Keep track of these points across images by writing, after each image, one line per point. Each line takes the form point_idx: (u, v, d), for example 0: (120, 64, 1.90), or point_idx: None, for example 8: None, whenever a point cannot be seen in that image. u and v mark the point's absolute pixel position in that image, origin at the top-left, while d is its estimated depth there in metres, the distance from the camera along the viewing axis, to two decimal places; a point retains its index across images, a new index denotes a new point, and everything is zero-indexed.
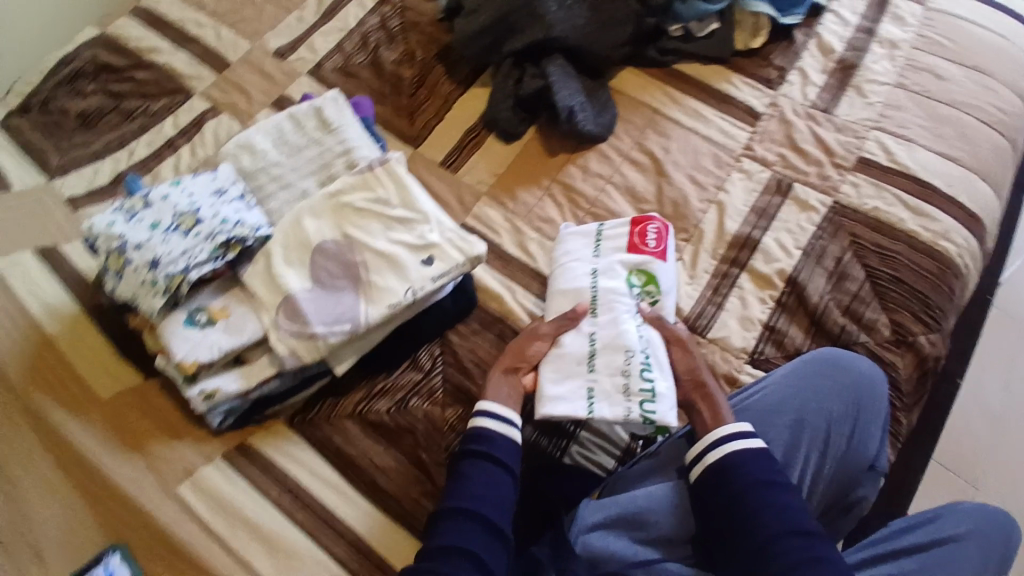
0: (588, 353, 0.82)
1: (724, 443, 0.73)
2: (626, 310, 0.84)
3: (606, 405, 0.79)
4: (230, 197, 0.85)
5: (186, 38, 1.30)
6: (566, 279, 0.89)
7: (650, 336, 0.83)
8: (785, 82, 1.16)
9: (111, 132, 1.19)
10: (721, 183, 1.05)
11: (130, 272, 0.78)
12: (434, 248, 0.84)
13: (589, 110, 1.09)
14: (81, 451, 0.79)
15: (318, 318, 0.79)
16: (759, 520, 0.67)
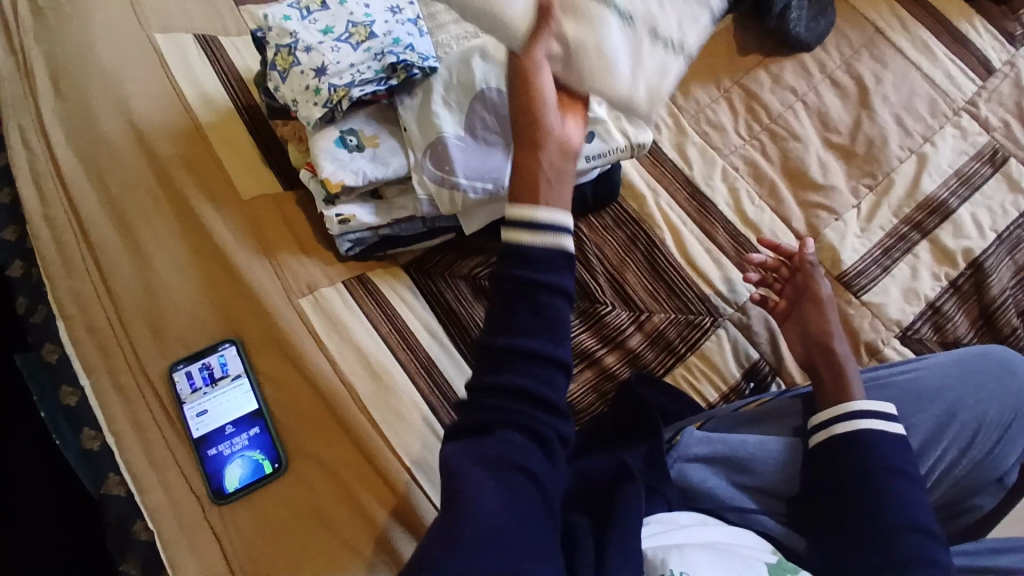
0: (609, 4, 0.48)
1: (860, 419, 0.67)
2: None
3: (673, 13, 0.50)
4: (403, 18, 0.80)
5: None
6: None
7: None
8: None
9: None
10: (929, 134, 0.90)
11: (294, 74, 0.76)
12: (598, 124, 0.76)
13: (805, 10, 0.93)
14: (210, 233, 0.78)
15: (464, 169, 0.75)
16: (880, 505, 0.63)
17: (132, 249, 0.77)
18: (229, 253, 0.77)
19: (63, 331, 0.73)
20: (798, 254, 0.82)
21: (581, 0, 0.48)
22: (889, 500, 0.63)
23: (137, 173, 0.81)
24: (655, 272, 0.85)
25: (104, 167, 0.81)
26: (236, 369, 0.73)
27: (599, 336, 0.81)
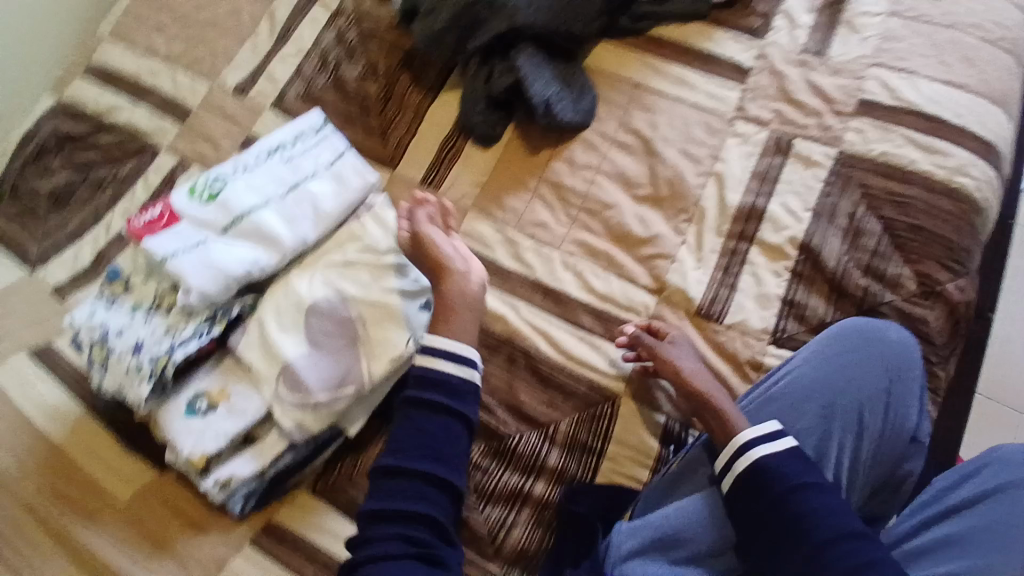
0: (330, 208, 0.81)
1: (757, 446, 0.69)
2: (271, 195, 0.81)
3: (353, 169, 0.83)
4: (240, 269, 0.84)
5: (140, 91, 1.28)
6: (269, 238, 0.79)
7: (177, 249, 0.78)
8: (772, 27, 1.04)
9: (84, 209, 1.19)
10: (716, 153, 0.99)
11: (116, 360, 0.77)
12: (430, 291, 0.80)
13: (566, 98, 1.01)
14: (104, 561, 0.76)
15: (319, 383, 0.76)
16: (808, 526, 0.64)
17: None
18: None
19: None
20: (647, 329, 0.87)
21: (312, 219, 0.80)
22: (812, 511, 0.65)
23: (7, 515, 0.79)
24: (544, 383, 0.88)
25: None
26: None
27: (520, 468, 0.83)
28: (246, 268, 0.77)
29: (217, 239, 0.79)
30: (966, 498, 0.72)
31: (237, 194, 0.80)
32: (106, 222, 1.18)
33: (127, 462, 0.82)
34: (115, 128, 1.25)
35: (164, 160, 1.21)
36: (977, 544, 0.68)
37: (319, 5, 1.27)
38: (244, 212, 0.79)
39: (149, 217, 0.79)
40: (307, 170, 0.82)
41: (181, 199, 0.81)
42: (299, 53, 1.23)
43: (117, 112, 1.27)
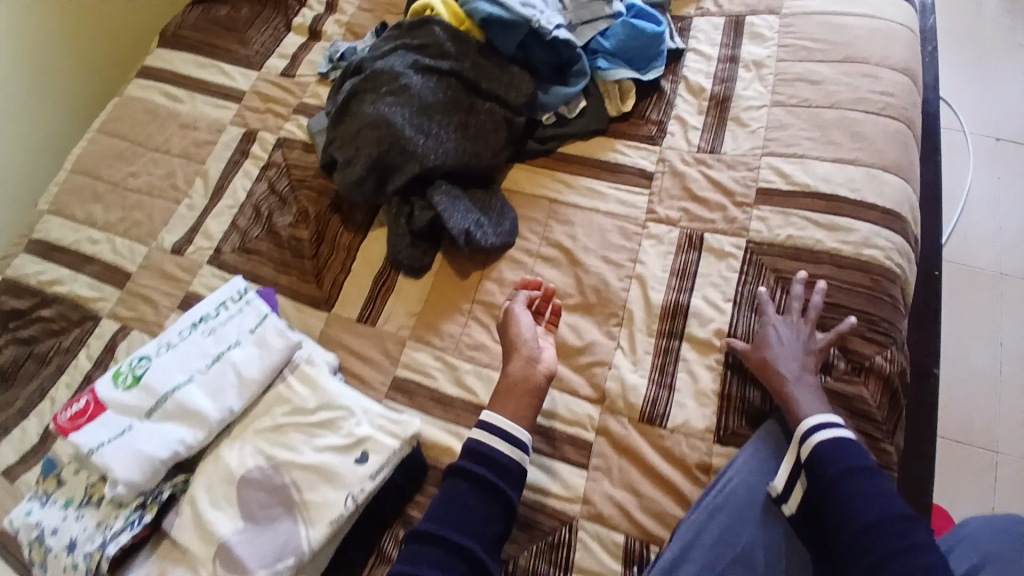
0: (254, 375, 0.80)
1: (829, 444, 0.80)
2: (195, 369, 0.80)
3: (274, 330, 0.82)
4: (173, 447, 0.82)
5: (83, 262, 1.31)
6: (195, 416, 0.78)
7: (103, 440, 0.76)
8: (667, 133, 1.13)
9: (31, 383, 1.22)
10: (634, 255, 1.04)
11: (52, 562, 0.74)
12: (366, 441, 0.79)
13: (486, 224, 1.05)
14: None
15: (257, 561, 0.72)
16: None
17: None
18: None
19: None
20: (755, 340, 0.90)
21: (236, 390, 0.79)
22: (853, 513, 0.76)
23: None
24: None
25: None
26: None
27: None
28: (172, 450, 0.76)
29: (142, 424, 0.78)
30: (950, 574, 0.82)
31: (162, 373, 0.80)
32: (49, 398, 1.18)
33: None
34: (57, 295, 1.28)
35: (106, 327, 1.23)
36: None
37: (250, 159, 1.34)
38: (170, 391, 0.79)
39: (72, 411, 0.78)
40: (230, 339, 0.82)
41: (106, 387, 0.80)
42: (234, 207, 1.28)
43: (60, 283, 1.30)
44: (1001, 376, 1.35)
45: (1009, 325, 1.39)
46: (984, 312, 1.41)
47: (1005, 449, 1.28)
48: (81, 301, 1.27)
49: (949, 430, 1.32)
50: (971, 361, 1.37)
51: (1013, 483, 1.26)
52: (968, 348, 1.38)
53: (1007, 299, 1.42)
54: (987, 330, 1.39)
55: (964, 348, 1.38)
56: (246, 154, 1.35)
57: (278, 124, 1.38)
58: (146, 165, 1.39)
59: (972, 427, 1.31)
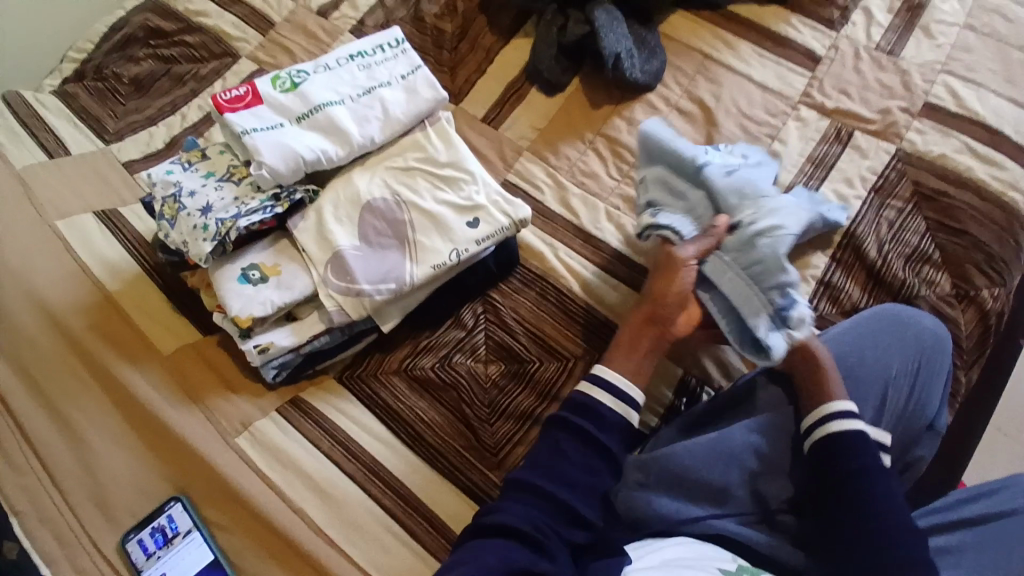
0: (361, 96, 0.84)
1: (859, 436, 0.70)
2: (279, 98, 0.84)
3: None
4: (309, 144, 0.81)
5: (231, 2, 1.30)
6: (297, 130, 0.82)
7: (277, 123, 0.83)
8: (848, 22, 1.05)
9: (163, 97, 1.21)
10: (775, 132, 0.99)
11: (182, 219, 0.83)
12: (480, 211, 0.84)
13: (636, 56, 1.04)
14: (134, 393, 0.90)
15: (365, 276, 0.81)
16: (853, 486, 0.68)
17: (66, 427, 0.89)
18: (158, 409, 0.88)
19: (16, 528, 0.82)
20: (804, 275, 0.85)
21: (394, 115, 0.83)
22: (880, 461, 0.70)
23: (64, 358, 0.93)
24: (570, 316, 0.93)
25: (52, 385, 0.92)
26: (185, 526, 0.82)
27: (535, 394, 0.89)
28: (315, 154, 0.81)
29: (258, 134, 0.81)
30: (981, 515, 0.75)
31: (317, 88, 0.84)
32: (180, 112, 1.18)
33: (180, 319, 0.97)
34: (202, 25, 1.27)
35: (243, 66, 1.23)
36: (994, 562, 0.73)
37: None
38: (322, 104, 0.83)
39: (232, 94, 0.83)
40: (382, 78, 0.85)
41: (266, 85, 0.85)
42: None
43: (204, 16, 1.29)
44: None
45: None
46: None
47: None
48: (224, 36, 1.27)
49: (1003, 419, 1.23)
50: None
51: None
52: None
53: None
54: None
55: None
56: None
57: None
58: None
59: None
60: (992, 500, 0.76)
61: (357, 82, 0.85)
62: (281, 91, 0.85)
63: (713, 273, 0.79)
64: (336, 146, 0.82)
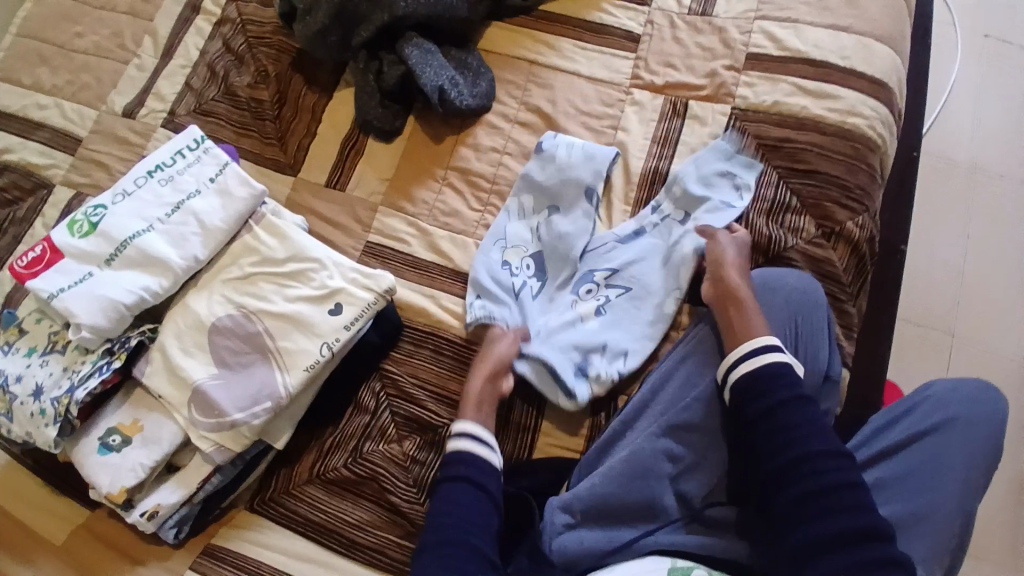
0: (172, 215, 0.77)
1: (780, 367, 0.70)
2: (80, 244, 0.75)
3: None
4: (128, 286, 0.74)
5: (32, 128, 1.15)
6: (111, 275, 0.74)
7: (86, 273, 0.75)
8: None
9: None
10: (616, 122, 1.00)
11: (18, 410, 0.74)
12: (339, 293, 0.78)
13: (461, 83, 1.00)
14: None
15: (233, 405, 0.74)
16: (773, 446, 0.66)
17: None
18: None
19: None
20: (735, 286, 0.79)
21: (212, 226, 0.77)
22: (785, 446, 0.65)
23: None
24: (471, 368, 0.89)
25: None
26: None
27: None
28: (136, 296, 0.74)
29: (67, 292, 0.73)
30: (901, 441, 0.77)
31: (120, 219, 0.77)
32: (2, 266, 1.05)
33: (56, 501, 0.84)
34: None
35: (59, 194, 1.08)
36: (926, 485, 0.74)
37: (204, 16, 1.19)
38: (129, 237, 0.75)
39: (27, 257, 0.74)
40: (190, 188, 0.78)
41: (61, 234, 0.76)
42: (188, 67, 1.15)
43: (13, 152, 1.14)
44: (965, 266, 1.30)
45: (976, 218, 1.33)
46: (955, 203, 1.35)
47: (965, 334, 1.25)
48: (36, 169, 1.12)
49: (911, 315, 1.28)
50: (940, 248, 1.32)
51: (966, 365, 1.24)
52: (939, 238, 1.32)
53: (979, 191, 1.35)
54: (956, 222, 1.33)
55: (929, 235, 1.33)
56: (197, 11, 1.19)
57: None
58: (88, 22, 1.21)
59: (934, 312, 1.27)
60: (910, 421, 0.79)
61: (163, 200, 0.78)
62: (79, 235, 0.76)
63: (530, 351, 0.84)
64: (161, 279, 0.75)
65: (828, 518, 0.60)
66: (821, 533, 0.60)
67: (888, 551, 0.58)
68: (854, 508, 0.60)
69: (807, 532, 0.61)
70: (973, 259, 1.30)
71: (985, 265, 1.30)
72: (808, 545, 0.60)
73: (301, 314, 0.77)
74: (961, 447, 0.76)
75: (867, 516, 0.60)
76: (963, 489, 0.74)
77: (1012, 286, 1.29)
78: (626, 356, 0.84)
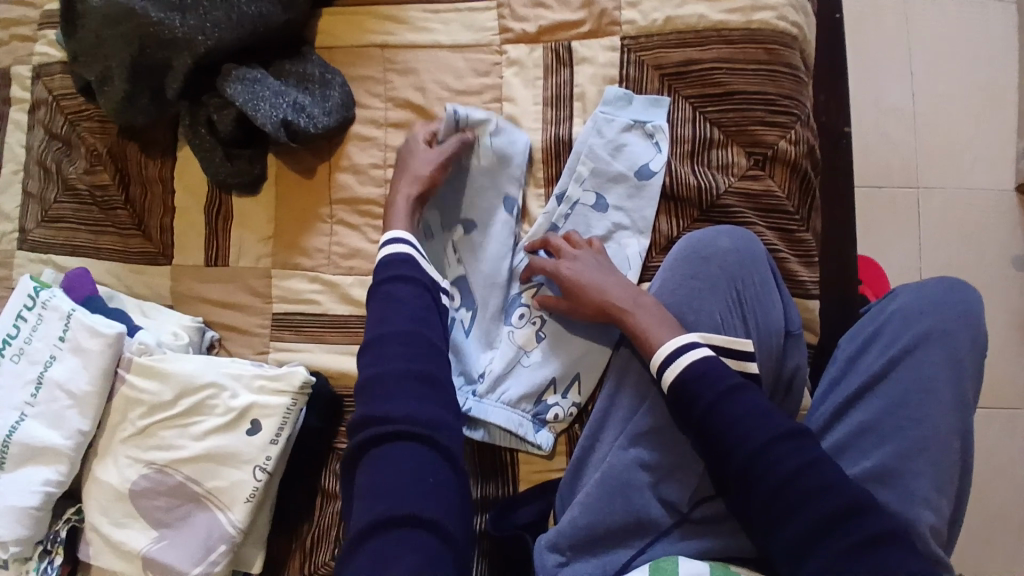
0: (38, 392, 0.68)
1: (708, 362, 0.66)
2: None
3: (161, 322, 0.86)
4: (30, 484, 0.66)
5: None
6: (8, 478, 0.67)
7: None
8: None
9: None
10: (499, 92, 0.85)
11: None
12: (251, 410, 0.70)
13: (308, 103, 0.84)
14: None
15: (187, 560, 0.69)
16: (732, 442, 0.63)
17: None
18: None
19: None
20: (604, 306, 0.73)
21: (83, 393, 0.67)
22: (739, 442, 0.62)
23: None
24: None
25: None
26: None
27: None
28: (41, 493, 0.66)
29: None
30: (876, 373, 0.73)
31: None
32: None
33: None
34: None
35: None
36: (913, 415, 0.70)
37: (10, 105, 1.01)
38: (5, 436, 0.67)
39: None
40: (43, 356, 0.69)
41: None
42: (20, 171, 1.00)
43: None
44: (919, 106, 1.21)
45: (919, 49, 1.22)
46: (896, 37, 1.22)
47: (931, 181, 1.19)
48: None
49: (873, 177, 1.20)
50: (890, 93, 1.21)
51: (939, 214, 1.19)
52: (887, 83, 1.21)
53: (917, 16, 1.23)
54: (901, 60, 1.22)
55: (876, 83, 1.21)
56: (2, 102, 1.01)
57: (29, 50, 1.01)
58: None
59: (897, 167, 1.20)
60: (880, 348, 0.74)
61: (25, 376, 0.69)
62: None
63: (480, 412, 0.79)
64: (62, 463, 0.67)
65: (802, 508, 0.58)
66: (800, 526, 0.58)
67: (870, 527, 0.56)
68: (823, 489, 0.58)
69: (790, 527, 0.58)
70: (923, 97, 1.21)
71: (937, 98, 1.21)
72: (797, 538, 0.57)
73: (218, 449, 0.69)
74: (942, 363, 0.71)
75: (837, 496, 0.57)
76: (955, 405, 0.70)
77: (969, 112, 1.20)
78: (577, 382, 0.80)
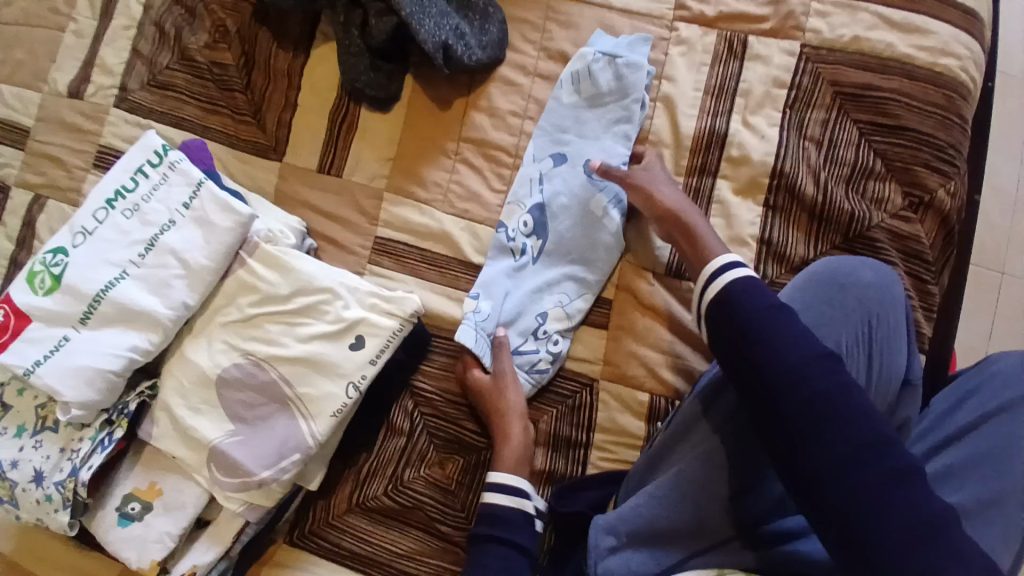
0: (143, 255, 0.65)
1: (745, 283, 0.61)
2: (47, 306, 0.64)
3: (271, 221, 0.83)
4: (119, 345, 0.63)
5: None
6: (95, 336, 0.63)
7: (68, 336, 0.63)
8: None
9: None
10: (661, 70, 0.82)
11: (21, 497, 0.64)
12: (359, 325, 0.67)
13: (468, 32, 0.82)
14: None
15: (258, 463, 0.65)
16: (770, 352, 0.55)
17: None
18: None
19: None
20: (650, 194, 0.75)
21: (199, 266, 0.65)
22: (764, 363, 0.55)
23: None
24: None
25: None
26: None
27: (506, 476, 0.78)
28: (125, 358, 0.63)
29: (53, 363, 0.62)
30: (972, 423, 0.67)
31: (84, 268, 0.64)
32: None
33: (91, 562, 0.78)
34: None
35: (15, 200, 0.91)
36: (1002, 469, 0.64)
37: None
38: (100, 291, 0.64)
39: None
40: (161, 219, 0.66)
41: (23, 292, 0.64)
42: (131, 27, 0.93)
43: None
44: None
45: None
46: None
47: None
48: None
49: None
50: None
51: None
52: None
53: None
54: None
55: None
56: None
57: None
58: None
59: None
60: (980, 400, 0.68)
61: (135, 235, 0.66)
62: (49, 292, 0.64)
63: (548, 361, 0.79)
64: (156, 333, 0.64)
65: (825, 440, 0.51)
66: (826, 461, 0.51)
67: (892, 462, 0.50)
68: (851, 419, 0.51)
69: (818, 452, 0.51)
70: None
71: None
72: (827, 463, 0.50)
73: (324, 359, 0.66)
74: None
75: (861, 428, 0.51)
76: None
77: None
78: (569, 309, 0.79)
